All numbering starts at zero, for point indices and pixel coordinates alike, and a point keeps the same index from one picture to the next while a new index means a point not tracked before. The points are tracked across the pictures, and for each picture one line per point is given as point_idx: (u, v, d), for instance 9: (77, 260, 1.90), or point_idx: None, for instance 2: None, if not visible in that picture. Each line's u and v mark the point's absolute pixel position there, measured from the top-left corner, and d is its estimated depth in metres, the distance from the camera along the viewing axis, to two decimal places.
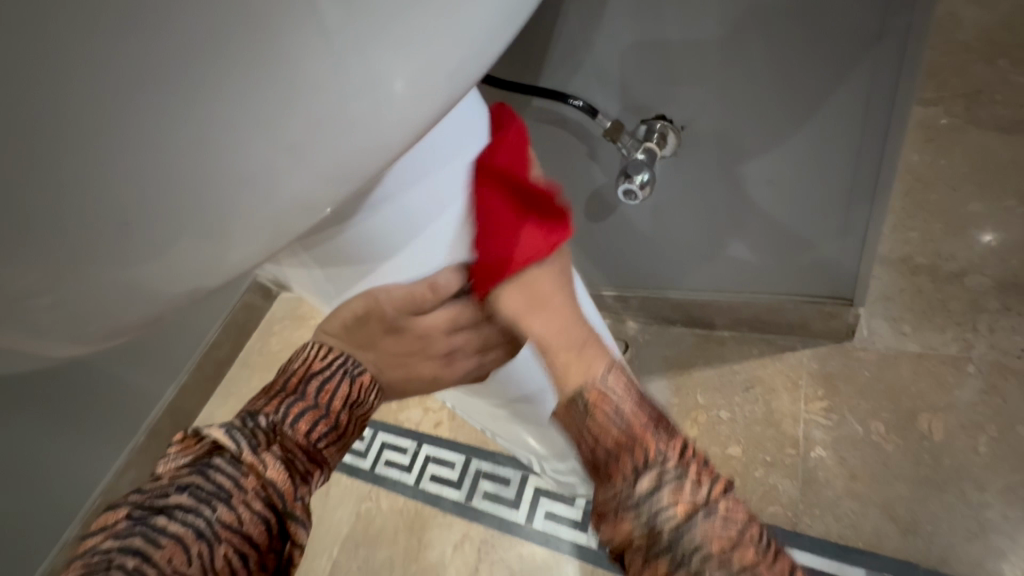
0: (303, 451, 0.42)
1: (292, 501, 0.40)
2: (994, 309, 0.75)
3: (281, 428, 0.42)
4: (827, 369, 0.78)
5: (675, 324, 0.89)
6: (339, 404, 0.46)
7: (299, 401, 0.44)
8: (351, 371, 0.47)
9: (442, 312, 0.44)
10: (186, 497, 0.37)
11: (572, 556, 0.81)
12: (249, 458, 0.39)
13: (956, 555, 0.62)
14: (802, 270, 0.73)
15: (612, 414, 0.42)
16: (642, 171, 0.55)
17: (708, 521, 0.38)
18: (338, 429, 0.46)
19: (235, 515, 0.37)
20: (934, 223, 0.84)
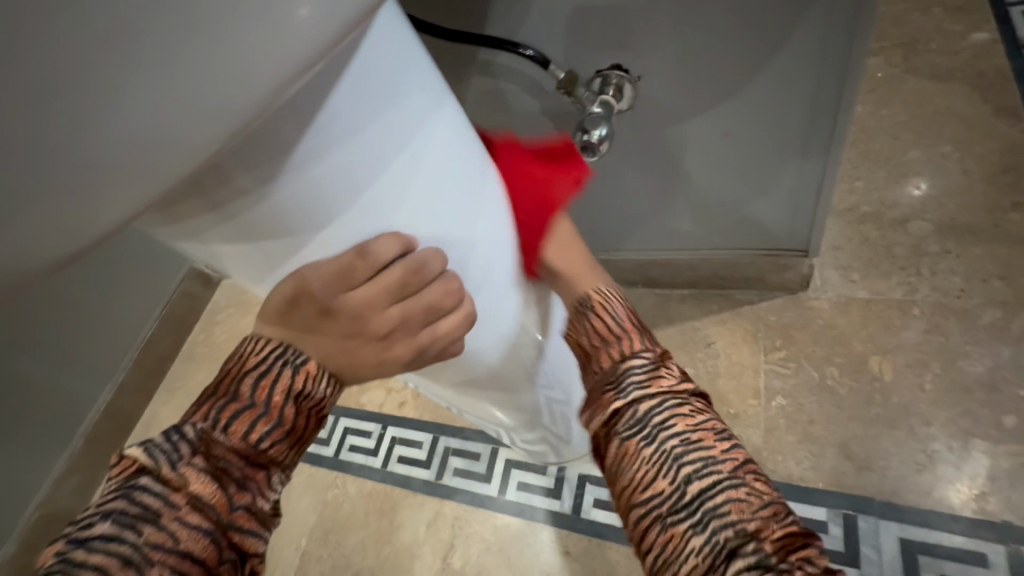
0: (241, 456, 0.38)
1: (229, 511, 0.37)
2: (935, 252, 0.77)
3: (209, 437, 0.38)
4: (783, 320, 0.80)
5: (637, 286, 0.90)
6: (281, 398, 0.40)
7: (230, 403, 0.39)
8: (290, 362, 0.40)
9: (377, 284, 0.38)
10: (107, 525, 0.34)
11: (547, 523, 0.80)
12: (174, 474, 0.36)
13: (907, 486, 0.64)
14: (757, 224, 0.73)
15: (611, 315, 0.51)
16: (599, 125, 0.52)
17: (679, 409, 0.43)
18: (286, 427, 0.40)
19: (167, 533, 0.35)
20: (877, 172, 0.86)
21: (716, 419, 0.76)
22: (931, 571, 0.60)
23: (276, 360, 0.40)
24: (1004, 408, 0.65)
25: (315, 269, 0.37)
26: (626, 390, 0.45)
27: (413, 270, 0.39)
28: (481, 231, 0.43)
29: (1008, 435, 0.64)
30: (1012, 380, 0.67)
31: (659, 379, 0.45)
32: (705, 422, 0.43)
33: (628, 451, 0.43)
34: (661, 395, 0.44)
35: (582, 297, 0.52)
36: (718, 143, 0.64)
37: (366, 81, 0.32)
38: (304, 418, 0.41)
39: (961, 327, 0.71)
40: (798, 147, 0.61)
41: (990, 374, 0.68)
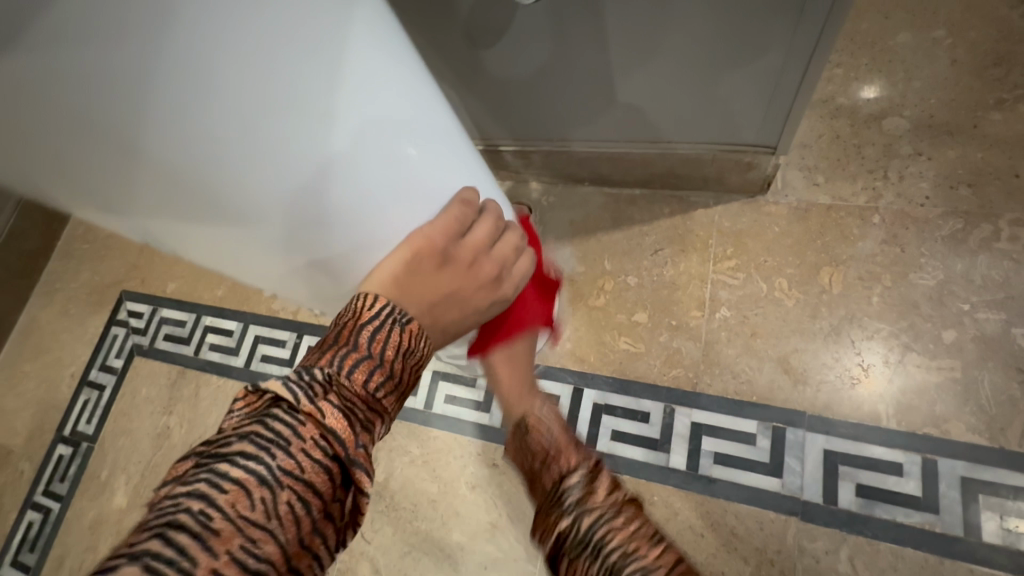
0: (365, 404, 0.32)
1: (355, 449, 0.30)
2: (906, 154, 0.70)
3: (340, 380, 0.31)
4: (737, 227, 0.73)
5: (584, 183, 0.80)
6: (394, 351, 0.35)
7: (352, 351, 0.33)
8: (399, 320, 0.35)
9: (476, 233, 0.40)
10: (246, 443, 0.27)
11: (475, 437, 0.75)
12: (311, 406, 0.29)
13: (838, 400, 0.63)
14: (729, 109, 0.61)
15: (546, 434, 0.54)
16: None
17: (610, 523, 0.41)
18: (396, 380, 0.35)
19: (297, 462, 0.27)
20: (859, 60, 0.75)
21: (656, 331, 0.71)
22: (846, 480, 0.60)
23: (394, 313, 0.35)
24: (946, 323, 0.63)
25: (427, 228, 0.37)
26: (564, 502, 0.44)
27: (464, 206, 0.40)
28: (267, 25, 0.27)
29: (945, 350, 0.62)
30: (960, 294, 0.64)
31: (594, 495, 0.44)
32: (631, 526, 0.42)
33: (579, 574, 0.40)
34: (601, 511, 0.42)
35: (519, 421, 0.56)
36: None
37: None
38: (409, 376, 0.36)
39: (919, 238, 0.67)
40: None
41: (938, 289, 0.64)
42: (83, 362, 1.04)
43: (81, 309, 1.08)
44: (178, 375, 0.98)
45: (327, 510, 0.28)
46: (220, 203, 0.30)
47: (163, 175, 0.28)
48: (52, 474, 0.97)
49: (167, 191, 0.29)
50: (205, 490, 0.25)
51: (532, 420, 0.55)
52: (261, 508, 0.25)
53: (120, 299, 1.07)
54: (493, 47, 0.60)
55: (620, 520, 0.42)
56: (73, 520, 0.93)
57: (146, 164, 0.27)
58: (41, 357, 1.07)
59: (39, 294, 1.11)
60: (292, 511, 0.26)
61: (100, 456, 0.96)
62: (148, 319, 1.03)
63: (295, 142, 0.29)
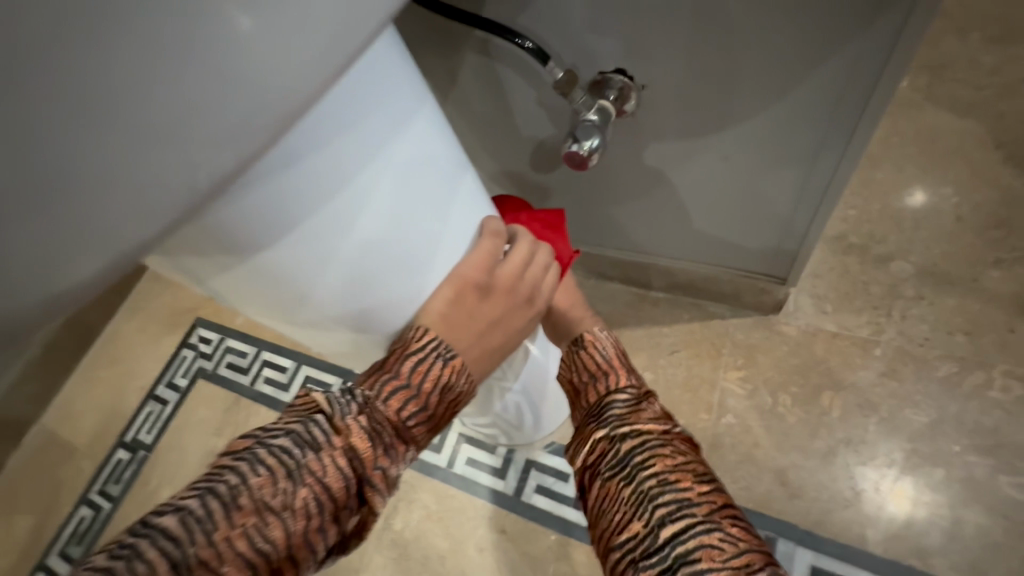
0: (393, 428, 0.39)
1: (372, 468, 0.36)
2: (909, 296, 0.77)
3: (373, 404, 0.38)
4: (749, 341, 0.81)
5: (614, 281, 0.89)
6: (431, 385, 0.41)
7: (393, 378, 0.40)
8: (442, 356, 0.41)
9: (511, 260, 0.44)
10: (286, 439, 0.34)
11: (488, 501, 0.82)
12: (344, 422, 0.36)
13: (830, 519, 0.68)
14: (732, 248, 0.73)
15: (600, 352, 0.56)
16: (592, 136, 0.49)
17: (658, 450, 0.46)
18: (428, 411, 0.41)
19: (322, 464, 0.34)
20: (873, 205, 0.84)
21: None
22: None
23: (434, 350, 0.41)
24: (937, 461, 0.68)
25: (461, 265, 0.43)
26: (611, 426, 0.49)
27: (493, 236, 0.45)
28: (385, 199, 0.37)
29: (935, 486, 0.67)
30: (951, 435, 0.69)
31: (640, 415, 0.49)
32: (685, 464, 0.45)
33: (610, 491, 0.46)
34: (648, 436, 0.47)
35: (575, 338, 0.57)
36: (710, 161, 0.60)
37: (291, 118, 0.30)
38: (442, 409, 0.42)
39: (917, 376, 0.73)
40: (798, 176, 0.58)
41: (931, 426, 0.70)
42: (153, 377, 1.18)
43: (160, 328, 1.22)
44: (232, 401, 1.10)
45: (335, 515, 0.35)
46: (337, 318, 0.41)
47: (301, 301, 0.40)
48: (108, 475, 1.09)
49: (300, 309, 0.41)
50: (242, 470, 0.32)
51: (589, 337, 0.56)
52: (280, 496, 0.33)
53: (194, 325, 1.21)
54: (547, 170, 0.72)
55: (665, 451, 0.46)
56: (121, 520, 1.04)
57: (294, 294, 0.39)
58: (117, 366, 1.21)
59: (124, 309, 1.26)
60: (306, 507, 0.33)
61: (153, 465, 1.08)
62: (215, 346, 1.17)
63: (405, 266, 0.40)
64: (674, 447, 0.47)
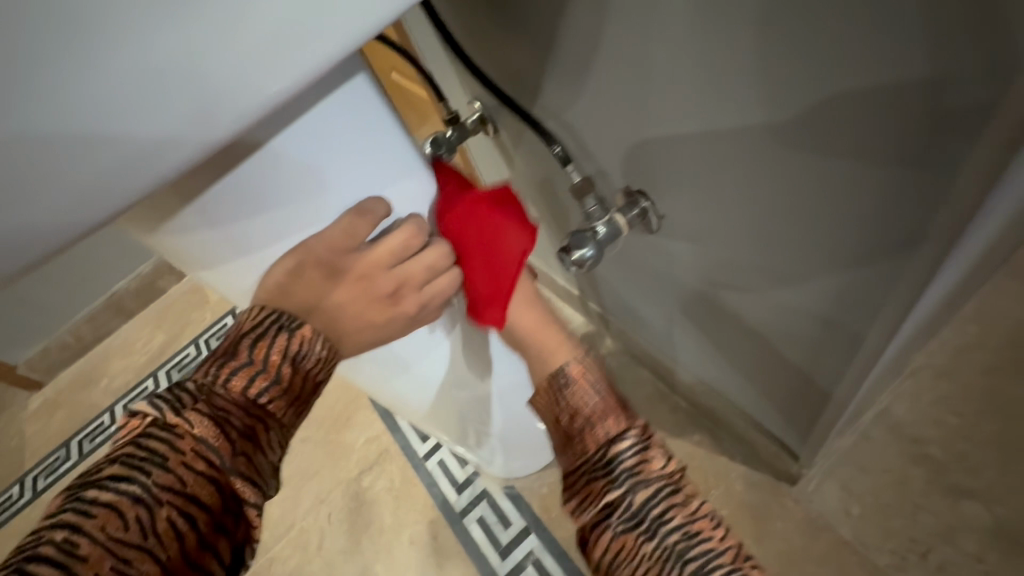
0: (241, 408, 0.35)
1: (229, 458, 0.33)
2: (963, 549, 0.64)
3: (211, 388, 0.34)
4: (745, 497, 0.73)
5: (643, 367, 0.85)
6: (279, 356, 0.36)
7: (229, 359, 0.36)
8: (285, 326, 0.37)
9: (416, 262, 0.41)
10: (117, 466, 0.31)
11: (437, 505, 0.88)
12: (177, 417, 0.32)
13: None
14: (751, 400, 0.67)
15: (591, 388, 0.50)
16: (584, 246, 0.48)
17: (671, 494, 0.45)
18: (284, 385, 0.37)
19: (173, 476, 0.31)
20: (979, 422, 0.70)
21: None
22: None
23: (267, 321, 0.37)
24: None
25: (321, 243, 0.38)
26: (618, 481, 0.45)
27: (412, 234, 0.40)
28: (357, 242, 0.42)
29: None
30: None
31: (649, 465, 0.46)
32: (699, 510, 0.45)
33: (627, 545, 0.43)
34: (653, 480, 0.45)
35: (558, 371, 0.52)
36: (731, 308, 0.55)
37: (289, 164, 0.35)
38: (303, 384, 0.38)
39: None
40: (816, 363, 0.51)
41: None
42: None
43: None
44: None
45: (217, 522, 0.31)
46: None
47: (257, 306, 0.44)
48: None
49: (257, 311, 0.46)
50: (73, 518, 0.28)
51: (574, 370, 0.51)
52: (134, 528, 0.29)
53: None
54: None
55: (675, 495, 0.45)
56: None
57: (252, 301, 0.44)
58: None
59: None
60: (171, 526, 0.30)
61: None
62: None
63: None
64: (683, 493, 0.46)
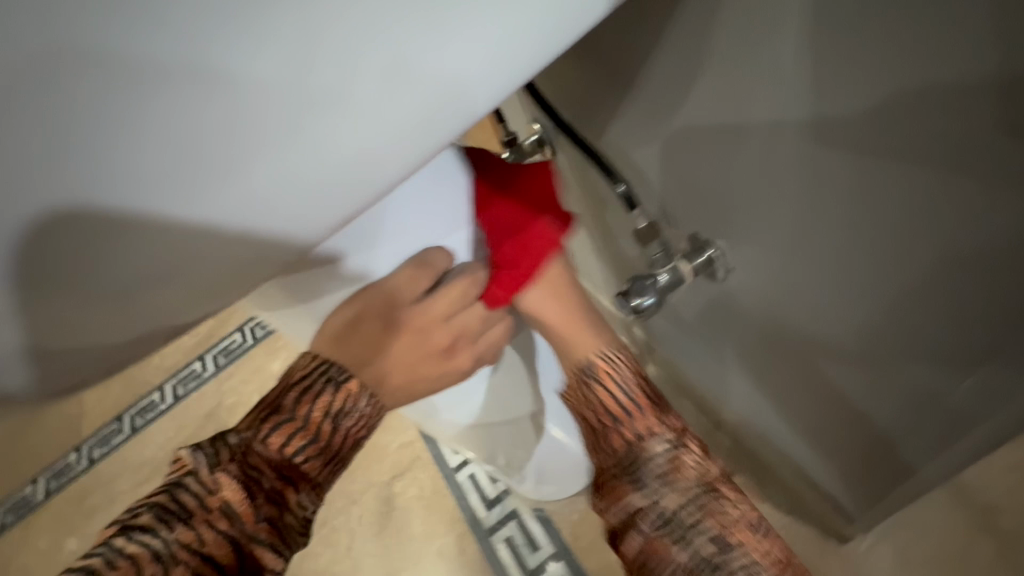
0: (273, 467, 0.41)
1: (251, 521, 0.38)
2: None
3: (250, 445, 0.41)
4: None
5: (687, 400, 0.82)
6: (319, 414, 0.44)
7: (276, 414, 0.43)
8: (334, 379, 0.46)
9: (468, 312, 0.50)
10: (151, 516, 0.37)
11: (466, 518, 0.88)
12: (209, 475, 0.38)
13: None
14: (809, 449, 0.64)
15: (619, 385, 0.48)
16: (645, 295, 0.46)
17: (706, 498, 0.44)
18: (320, 444, 0.44)
19: (195, 533, 0.37)
20: None
21: None
22: None
23: (320, 373, 0.45)
24: None
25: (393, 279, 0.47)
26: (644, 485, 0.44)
27: (464, 282, 0.49)
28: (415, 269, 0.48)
29: None
30: None
31: (680, 474, 0.45)
32: (735, 514, 0.45)
33: (655, 549, 0.43)
34: (687, 487, 0.44)
35: (583, 365, 0.50)
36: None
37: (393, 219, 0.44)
38: (337, 443, 0.45)
39: None
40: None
41: None
42: None
43: None
44: None
45: None
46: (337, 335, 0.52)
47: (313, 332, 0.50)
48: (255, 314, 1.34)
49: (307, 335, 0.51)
50: (103, 561, 0.35)
51: (601, 366, 0.49)
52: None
53: None
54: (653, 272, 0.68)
55: (709, 500, 0.44)
56: None
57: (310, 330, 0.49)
58: None
59: None
60: None
61: None
62: None
63: None
64: (718, 493, 0.45)
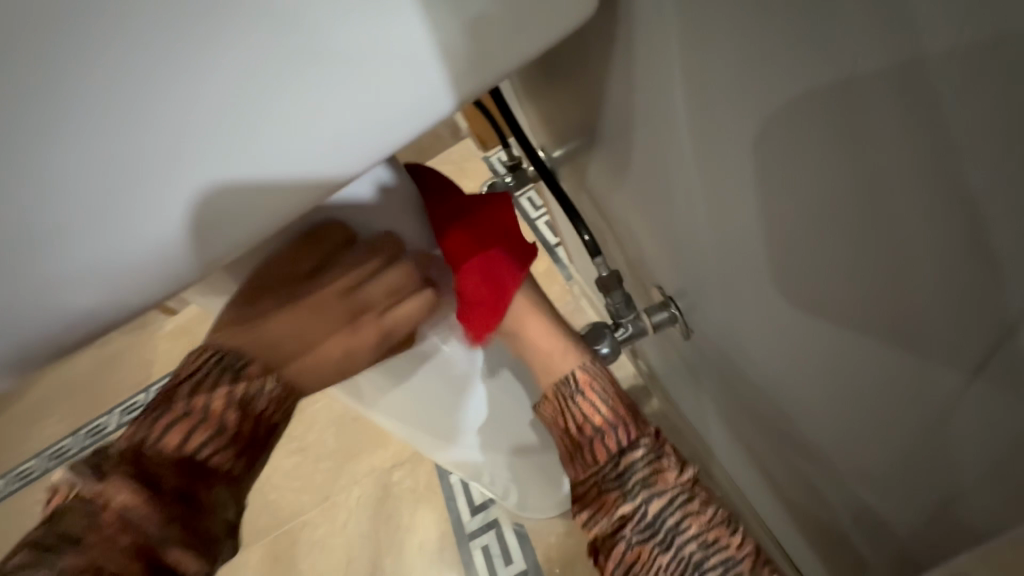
0: (173, 469, 0.32)
1: (155, 535, 0.31)
2: None
3: (141, 448, 0.32)
4: None
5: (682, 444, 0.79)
6: (220, 402, 0.34)
7: (167, 412, 0.34)
8: (228, 367, 0.35)
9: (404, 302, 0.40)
10: (32, 553, 0.30)
11: (450, 519, 0.92)
12: (94, 489, 0.31)
13: None
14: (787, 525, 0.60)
15: (600, 395, 0.39)
16: (601, 343, 0.45)
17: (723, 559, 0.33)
18: (230, 434, 0.34)
19: (89, 557, 0.30)
20: None
21: None
22: None
23: (211, 364, 0.35)
24: None
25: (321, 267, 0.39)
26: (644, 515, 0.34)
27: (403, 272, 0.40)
28: None
29: None
30: None
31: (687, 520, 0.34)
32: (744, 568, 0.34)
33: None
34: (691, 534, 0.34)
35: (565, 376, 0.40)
36: (755, 448, 0.48)
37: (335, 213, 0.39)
38: (251, 428, 0.35)
39: None
40: (828, 548, 0.44)
41: None
42: None
43: None
44: None
45: None
46: None
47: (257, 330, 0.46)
48: None
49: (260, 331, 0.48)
50: None
51: (582, 376, 0.39)
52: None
53: None
54: None
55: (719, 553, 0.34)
56: None
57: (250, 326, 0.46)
58: None
59: None
60: None
61: None
62: None
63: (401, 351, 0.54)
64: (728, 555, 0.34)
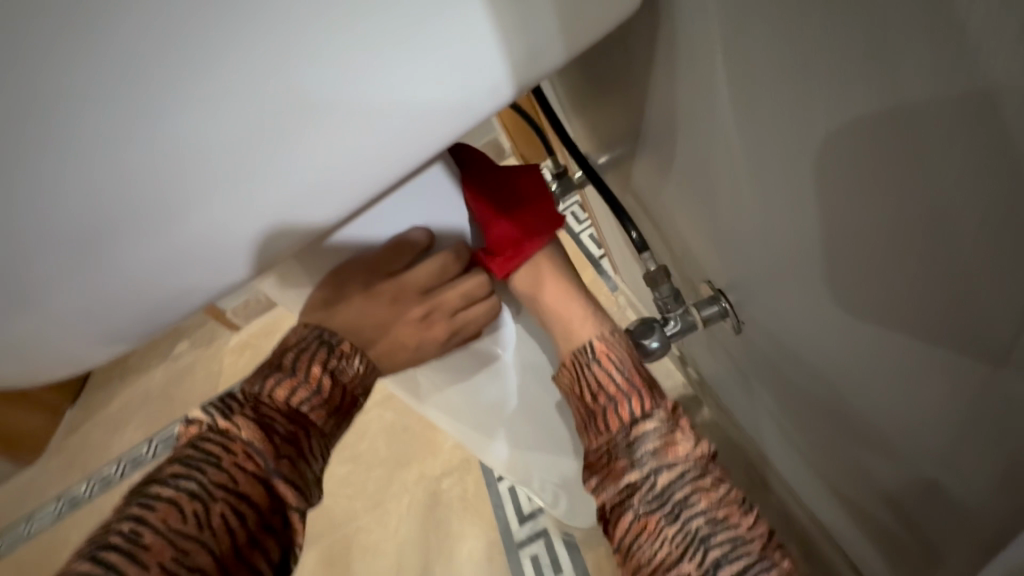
0: (285, 416, 0.36)
1: (272, 469, 0.34)
2: None
3: (258, 397, 0.36)
4: None
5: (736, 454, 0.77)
6: (319, 366, 0.38)
7: (278, 371, 0.37)
8: (326, 341, 0.39)
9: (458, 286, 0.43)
10: (174, 466, 0.32)
11: (499, 528, 0.92)
12: (226, 423, 0.34)
13: None
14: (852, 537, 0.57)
15: (617, 364, 0.39)
16: (651, 337, 0.45)
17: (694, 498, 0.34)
18: (329, 398, 0.38)
19: (226, 476, 0.32)
20: None
21: None
22: None
23: (311, 338, 0.39)
24: None
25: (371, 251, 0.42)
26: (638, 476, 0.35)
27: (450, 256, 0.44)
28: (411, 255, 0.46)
29: None
30: None
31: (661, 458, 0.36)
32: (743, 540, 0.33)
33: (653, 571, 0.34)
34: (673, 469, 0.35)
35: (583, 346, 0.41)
36: (812, 447, 0.47)
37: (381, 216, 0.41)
38: (342, 396, 0.39)
39: None
40: (899, 554, 0.42)
41: None
42: None
43: None
44: None
45: (264, 520, 0.32)
46: None
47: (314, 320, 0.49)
48: None
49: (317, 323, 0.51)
50: (137, 513, 0.30)
51: (601, 346, 0.40)
52: (194, 521, 0.30)
53: None
54: None
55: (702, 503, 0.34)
56: None
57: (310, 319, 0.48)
58: None
59: None
60: (226, 522, 0.31)
61: None
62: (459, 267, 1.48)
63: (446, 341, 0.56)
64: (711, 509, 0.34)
